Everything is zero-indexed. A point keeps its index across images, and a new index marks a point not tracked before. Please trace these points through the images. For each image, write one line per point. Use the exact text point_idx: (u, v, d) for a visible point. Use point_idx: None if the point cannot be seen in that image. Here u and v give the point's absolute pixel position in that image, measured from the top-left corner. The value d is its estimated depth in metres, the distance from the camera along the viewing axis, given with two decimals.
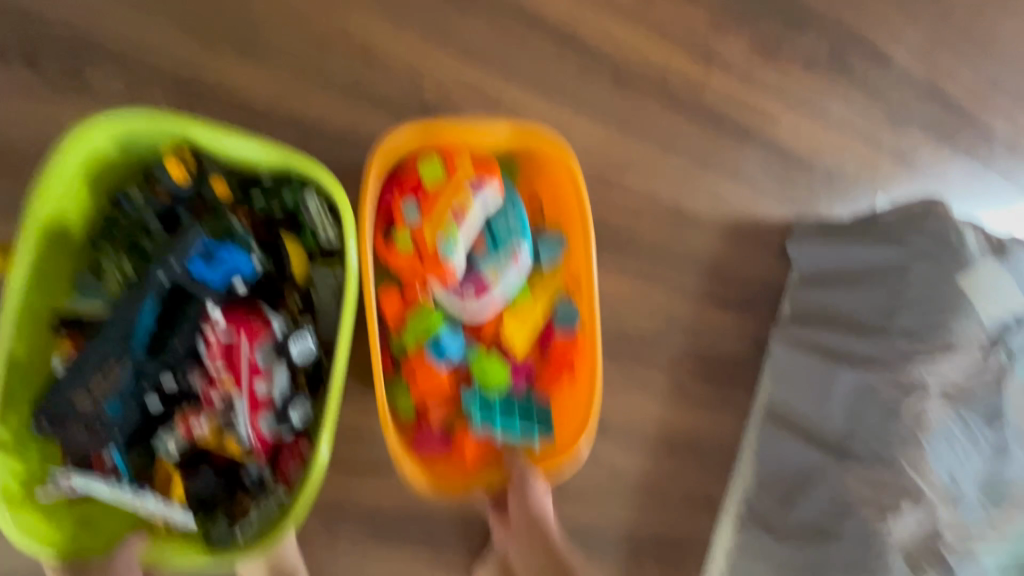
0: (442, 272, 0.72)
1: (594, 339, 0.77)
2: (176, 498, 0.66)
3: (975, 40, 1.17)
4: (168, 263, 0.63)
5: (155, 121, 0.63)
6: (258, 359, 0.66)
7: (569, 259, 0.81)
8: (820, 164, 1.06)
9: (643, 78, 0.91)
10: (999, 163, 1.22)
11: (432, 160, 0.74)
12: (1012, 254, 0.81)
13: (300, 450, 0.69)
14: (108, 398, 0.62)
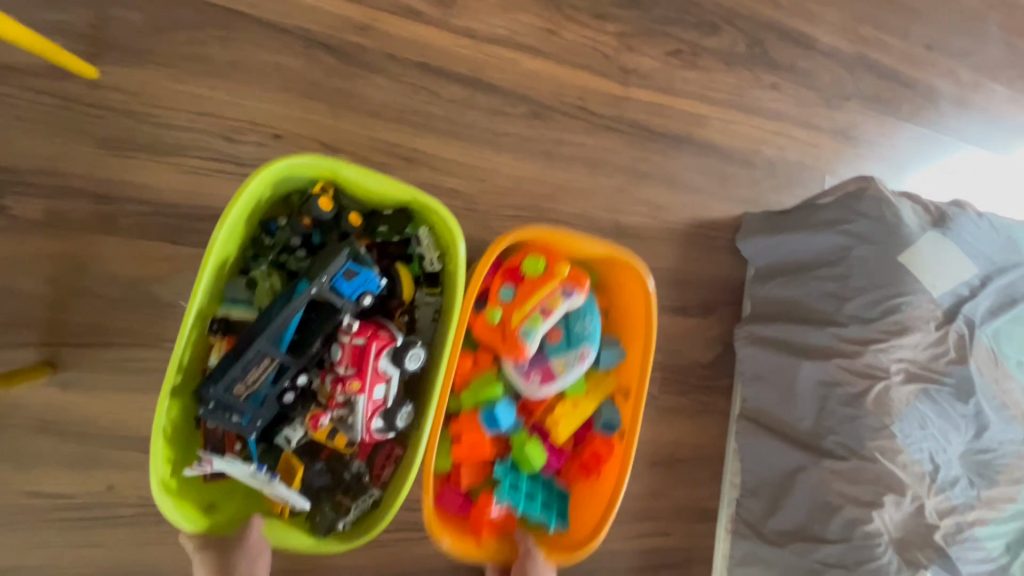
0: (516, 352, 0.73)
1: (631, 451, 0.75)
2: (294, 486, 0.66)
3: (898, 7, 1.17)
4: (320, 278, 0.61)
5: (319, 158, 0.63)
6: (382, 367, 0.64)
7: (622, 369, 0.80)
8: (759, 156, 1.06)
9: (561, 105, 0.91)
10: (944, 122, 1.21)
11: (534, 254, 0.75)
12: (952, 223, 0.81)
13: (395, 452, 0.70)
14: (258, 391, 0.62)
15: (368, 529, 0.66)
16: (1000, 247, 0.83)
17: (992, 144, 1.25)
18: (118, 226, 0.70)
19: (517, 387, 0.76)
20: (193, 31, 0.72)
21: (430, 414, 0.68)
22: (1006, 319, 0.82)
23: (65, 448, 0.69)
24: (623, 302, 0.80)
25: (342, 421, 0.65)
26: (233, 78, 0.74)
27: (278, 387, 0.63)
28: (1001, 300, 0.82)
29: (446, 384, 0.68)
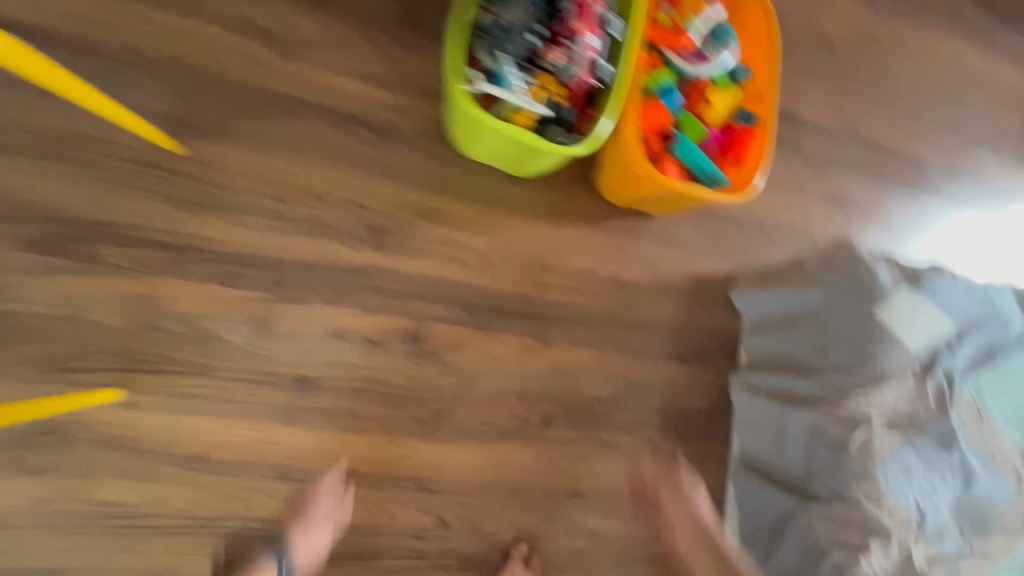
0: (682, 41, 0.97)
1: (771, 134, 0.99)
2: (536, 99, 0.85)
3: (880, 86, 1.29)
4: None
5: None
6: (597, 17, 0.86)
7: (751, 83, 1.05)
8: (752, 217, 1.15)
9: (566, 172, 1.04)
10: (932, 188, 1.30)
11: (688, 8, 1.00)
12: (929, 282, 0.88)
13: (591, 112, 0.91)
14: (514, 26, 0.84)
15: (588, 144, 0.84)
16: (979, 305, 0.88)
17: (982, 209, 1.33)
18: (185, 270, 0.83)
19: (681, 71, 0.98)
20: (259, 112, 0.88)
21: (621, 60, 0.89)
22: (988, 373, 0.86)
23: (121, 461, 0.79)
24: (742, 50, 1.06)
25: (565, 58, 0.85)
26: (288, 149, 0.89)
27: (524, 28, 0.85)
28: (981, 354, 0.87)
29: (637, 24, 0.89)
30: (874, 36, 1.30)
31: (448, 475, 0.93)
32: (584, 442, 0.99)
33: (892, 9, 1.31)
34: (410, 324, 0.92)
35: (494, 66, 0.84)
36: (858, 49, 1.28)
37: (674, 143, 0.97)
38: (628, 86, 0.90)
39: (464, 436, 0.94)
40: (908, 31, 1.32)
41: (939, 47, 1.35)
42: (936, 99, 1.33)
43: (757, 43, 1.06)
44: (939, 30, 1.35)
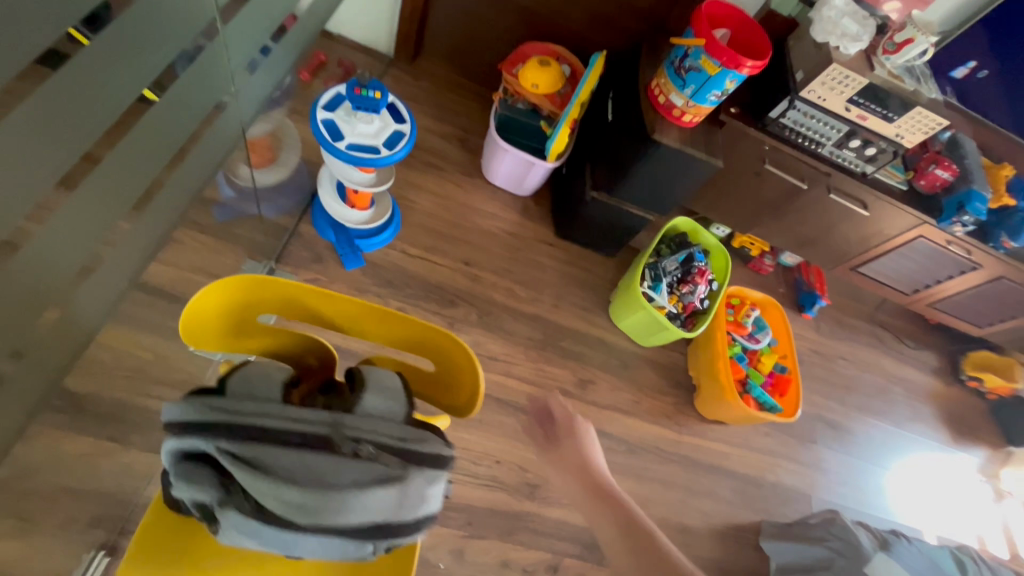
0: (742, 328, 1.62)
1: (799, 381, 1.60)
2: (667, 304, 1.57)
3: (833, 385, 1.99)
4: (693, 250, 1.62)
5: (694, 224, 1.69)
6: (707, 276, 1.61)
7: (779, 345, 1.68)
8: (766, 479, 1.66)
9: (645, 445, 1.56)
10: (874, 458, 1.93)
11: (738, 304, 1.68)
12: (892, 547, 1.34)
13: (692, 316, 1.61)
14: (666, 265, 1.60)
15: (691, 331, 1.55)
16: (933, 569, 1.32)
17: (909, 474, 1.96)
18: None
19: (742, 343, 1.62)
20: None
21: (707, 321, 1.59)
22: None
23: None
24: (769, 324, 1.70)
25: (689, 289, 1.58)
26: (481, 428, 1.40)
27: (672, 272, 1.59)
28: None
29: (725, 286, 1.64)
30: (825, 351, 2.04)
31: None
32: None
33: (833, 334, 2.08)
34: (551, 559, 1.32)
35: (655, 280, 1.58)
36: (816, 359, 2.01)
37: (749, 387, 1.57)
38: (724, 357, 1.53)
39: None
40: (845, 347, 2.09)
41: (864, 358, 2.11)
42: (868, 393, 2.05)
43: (777, 320, 1.71)
44: (862, 347, 2.12)
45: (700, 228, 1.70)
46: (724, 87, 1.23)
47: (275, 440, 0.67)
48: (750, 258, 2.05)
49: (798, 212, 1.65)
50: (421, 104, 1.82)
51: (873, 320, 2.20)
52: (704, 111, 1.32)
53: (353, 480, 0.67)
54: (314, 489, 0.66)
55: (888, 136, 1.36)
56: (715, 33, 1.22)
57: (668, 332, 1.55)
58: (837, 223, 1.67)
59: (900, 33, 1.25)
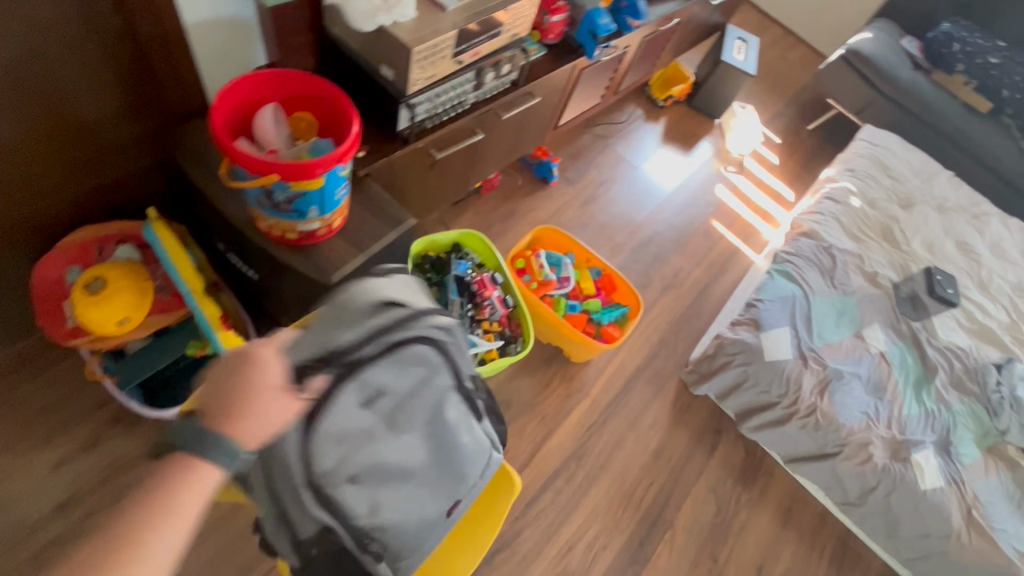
0: (549, 283, 1.53)
1: (614, 270, 1.62)
2: (490, 343, 1.38)
3: (616, 212, 2.09)
4: (452, 271, 1.43)
5: (423, 242, 1.47)
6: (485, 278, 1.45)
7: (578, 255, 1.65)
8: (654, 344, 1.80)
9: (581, 437, 1.55)
10: (678, 223, 2.17)
11: (521, 260, 1.57)
12: (761, 319, 1.60)
13: (511, 320, 1.46)
14: (454, 311, 1.37)
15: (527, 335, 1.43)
16: (788, 301, 1.65)
17: (702, 207, 2.26)
18: None
19: (561, 293, 1.55)
20: None
21: (523, 308, 1.47)
22: (816, 325, 1.63)
23: None
24: (556, 247, 1.64)
25: (489, 309, 1.41)
26: None
27: (464, 311, 1.38)
28: (808, 321, 1.63)
29: (503, 265, 1.51)
30: (588, 191, 2.10)
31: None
32: (730, 538, 1.53)
33: (580, 172, 2.13)
34: None
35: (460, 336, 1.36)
36: (590, 206, 2.06)
37: (596, 320, 1.56)
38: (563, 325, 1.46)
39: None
40: (594, 171, 2.17)
41: (608, 164, 2.22)
42: (633, 186, 2.20)
43: (558, 239, 1.65)
44: (600, 158, 2.22)
45: (433, 236, 1.50)
46: (344, 180, 0.88)
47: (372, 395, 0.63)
48: (479, 187, 1.86)
49: (489, 146, 1.45)
50: (12, 442, 1.14)
51: (586, 130, 2.28)
52: (347, 202, 0.96)
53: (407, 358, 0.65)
54: (397, 387, 0.64)
55: (507, 41, 1.14)
56: (274, 151, 0.84)
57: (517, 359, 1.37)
58: (522, 122, 1.51)
59: None
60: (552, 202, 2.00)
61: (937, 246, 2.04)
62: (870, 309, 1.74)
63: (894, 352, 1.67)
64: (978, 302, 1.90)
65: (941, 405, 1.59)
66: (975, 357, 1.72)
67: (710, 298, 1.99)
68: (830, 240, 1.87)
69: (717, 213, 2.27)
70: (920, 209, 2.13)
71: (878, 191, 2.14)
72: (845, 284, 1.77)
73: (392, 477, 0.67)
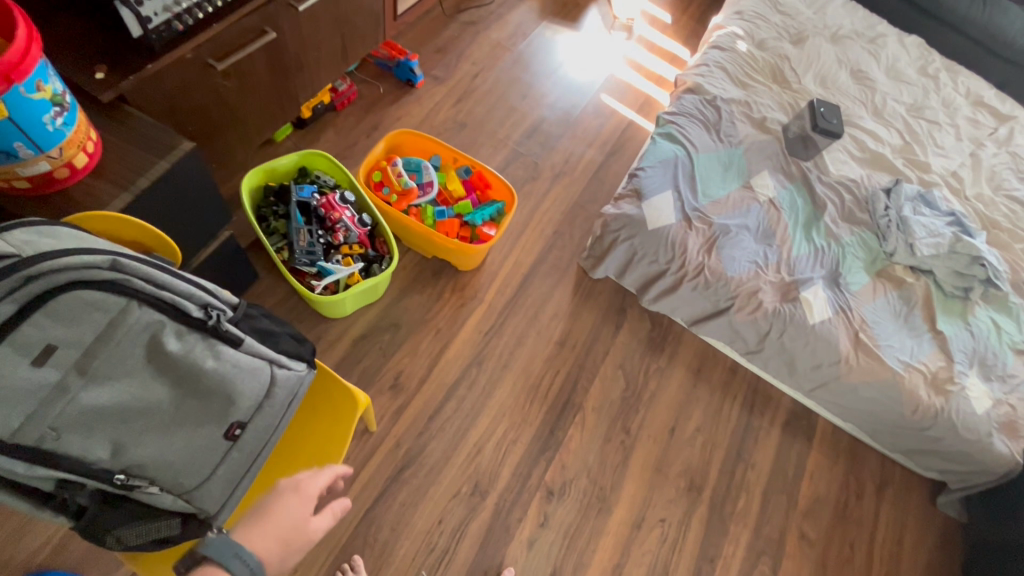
0: (411, 193, 1.43)
1: (482, 164, 1.50)
2: (352, 267, 1.30)
3: (495, 103, 1.93)
4: (295, 197, 1.31)
5: (255, 171, 1.32)
6: (334, 199, 1.34)
7: (442, 156, 1.53)
8: (550, 236, 1.74)
9: (480, 342, 1.53)
10: (566, 104, 2.02)
11: (377, 172, 1.45)
12: (642, 187, 1.53)
13: (374, 240, 1.38)
14: (305, 242, 1.28)
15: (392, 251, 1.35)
16: (670, 163, 1.57)
17: (590, 81, 2.10)
18: None
19: (427, 200, 1.46)
20: (373, 536, 1.27)
21: (384, 224, 1.37)
22: (700, 184, 1.57)
23: None
24: (416, 152, 1.52)
25: (345, 231, 1.32)
26: (405, 532, 1.28)
27: (314, 238, 1.29)
28: (691, 181, 1.57)
29: (355, 181, 1.39)
30: (462, 86, 1.92)
31: (643, 502, 1.44)
32: (642, 407, 1.56)
33: (451, 68, 1.94)
34: (542, 490, 1.39)
35: (317, 267, 1.28)
36: (466, 102, 1.90)
37: (471, 222, 1.47)
38: (431, 233, 1.38)
39: (620, 479, 1.45)
40: (466, 64, 1.98)
41: (482, 53, 2.02)
42: (513, 71, 2.02)
43: (417, 142, 1.52)
44: (471, 48, 2.02)
45: (267, 163, 1.34)
46: (46, 103, 0.73)
47: (34, 353, 0.63)
48: (330, 102, 1.68)
49: (302, 48, 1.28)
50: None
51: (452, 19, 2.06)
52: (83, 135, 0.82)
53: (76, 306, 0.65)
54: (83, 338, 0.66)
55: None
56: None
57: (384, 278, 1.30)
58: (336, 11, 1.32)
59: None
60: (421, 106, 1.84)
61: (830, 78, 1.95)
62: (758, 156, 1.68)
63: (783, 195, 1.63)
64: (870, 129, 1.85)
65: (830, 240, 1.59)
66: (864, 187, 1.70)
67: (607, 177, 1.90)
68: (715, 92, 1.76)
69: (608, 85, 2.12)
70: (813, 42, 2.01)
71: (767, 29, 2.00)
72: (730, 136, 1.69)
73: (123, 416, 0.70)
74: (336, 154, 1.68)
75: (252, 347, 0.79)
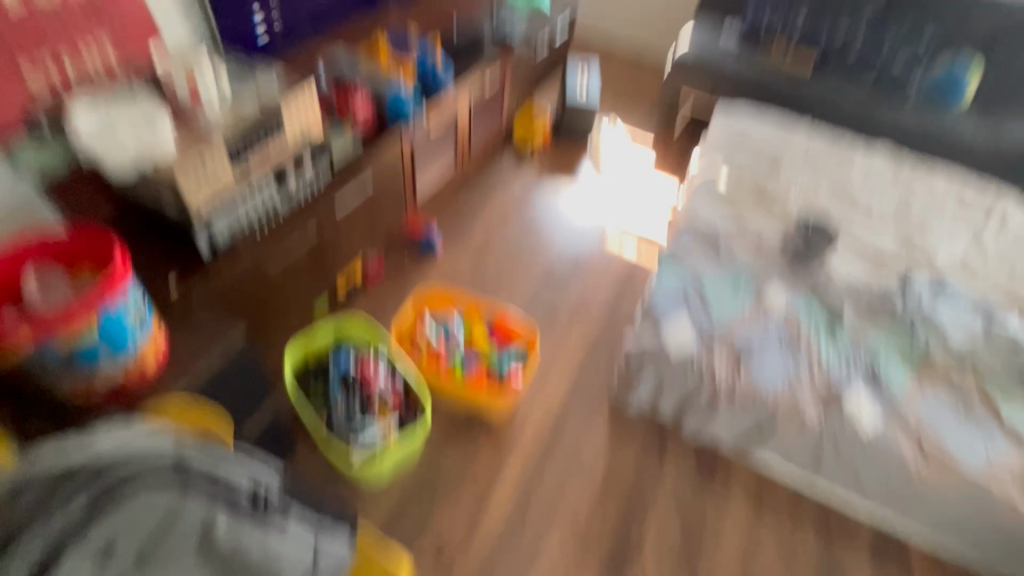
0: (440, 347, 1.51)
1: (505, 312, 1.60)
2: (389, 428, 1.33)
3: (509, 257, 2.12)
4: (333, 365, 1.40)
5: (297, 346, 1.42)
6: (370, 362, 1.41)
7: (466, 309, 1.64)
8: (578, 373, 1.77)
9: (521, 493, 1.47)
10: (573, 248, 2.20)
11: (407, 333, 1.55)
12: (659, 316, 1.59)
13: (407, 397, 1.42)
14: (344, 408, 1.34)
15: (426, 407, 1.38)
16: (680, 290, 1.65)
17: (592, 226, 2.31)
18: None
19: (455, 353, 1.53)
20: None
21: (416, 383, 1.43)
22: (714, 304, 1.63)
23: None
24: (442, 309, 1.63)
25: (380, 393, 1.38)
26: None
27: (352, 404, 1.35)
28: (705, 302, 1.63)
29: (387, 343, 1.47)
30: (478, 246, 2.13)
31: None
32: (705, 550, 1.42)
33: (467, 232, 2.18)
34: None
35: (356, 431, 1.31)
36: (484, 260, 2.09)
37: (500, 367, 1.52)
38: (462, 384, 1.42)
39: None
40: (480, 227, 2.22)
41: (493, 215, 2.28)
42: (522, 227, 2.25)
43: (442, 300, 1.65)
44: (483, 213, 2.28)
45: (308, 337, 1.46)
46: (129, 316, 0.92)
47: (101, 548, 0.74)
48: (363, 276, 1.88)
49: (338, 237, 1.48)
50: None
51: (464, 192, 2.37)
52: (158, 341, 0.97)
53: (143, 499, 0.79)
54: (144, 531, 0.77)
55: (299, 139, 1.21)
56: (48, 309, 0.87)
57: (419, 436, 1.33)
58: (368, 204, 1.55)
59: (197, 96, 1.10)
60: (444, 268, 2.03)
61: (814, 194, 2.11)
62: (763, 270, 1.75)
63: (799, 303, 1.67)
64: (866, 231, 1.94)
65: (859, 342, 1.57)
66: (879, 285, 1.73)
67: (624, 308, 1.98)
68: (708, 220, 1.90)
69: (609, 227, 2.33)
70: (788, 166, 2.22)
71: (743, 162, 2.23)
72: (733, 256, 1.79)
73: None
74: (370, 322, 1.82)
75: (293, 519, 0.88)
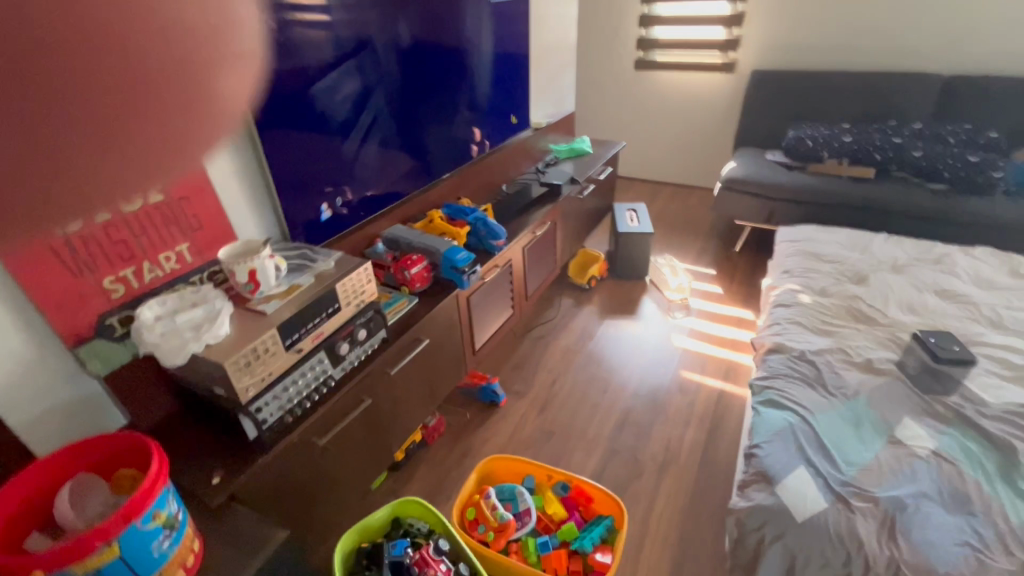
0: (509, 527, 1.29)
1: (580, 477, 1.39)
2: None
3: (577, 405, 1.94)
4: (387, 555, 1.18)
5: (349, 533, 1.26)
6: (430, 551, 1.20)
7: (536, 474, 1.44)
8: (677, 549, 1.44)
9: None
10: (647, 390, 1.99)
11: (470, 508, 1.36)
12: (770, 471, 1.30)
13: None
14: None
15: None
16: (788, 434, 1.38)
17: (664, 363, 2.12)
18: None
19: (526, 533, 1.31)
20: None
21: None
22: (834, 450, 1.33)
23: None
24: (508, 477, 1.45)
25: None
26: None
27: None
28: (823, 448, 1.34)
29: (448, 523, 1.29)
30: (542, 396, 1.98)
31: None
32: None
33: (529, 381, 2.06)
34: None
35: None
36: (549, 411, 1.92)
37: (581, 549, 1.27)
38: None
39: None
40: (542, 374, 2.09)
41: (555, 361, 2.16)
42: (587, 370, 2.10)
43: (508, 465, 1.46)
44: (544, 358, 2.18)
45: (361, 521, 1.30)
46: (161, 526, 0.77)
47: None
48: (422, 440, 1.74)
49: (393, 404, 1.39)
50: None
51: (523, 338, 2.30)
52: (190, 550, 0.83)
53: None
54: None
55: (354, 311, 1.19)
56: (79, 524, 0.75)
57: None
58: (424, 364, 1.49)
59: (258, 277, 1.07)
60: (507, 424, 1.87)
61: (919, 305, 1.84)
62: (887, 403, 1.46)
63: (948, 441, 1.33)
64: (1003, 344, 1.62)
65: None
66: None
67: (718, 458, 1.69)
68: (800, 347, 1.67)
69: (683, 362, 2.12)
70: (877, 278, 2.00)
71: (823, 278, 2.04)
72: (842, 387, 1.51)
73: None
74: (429, 493, 1.64)
75: None
